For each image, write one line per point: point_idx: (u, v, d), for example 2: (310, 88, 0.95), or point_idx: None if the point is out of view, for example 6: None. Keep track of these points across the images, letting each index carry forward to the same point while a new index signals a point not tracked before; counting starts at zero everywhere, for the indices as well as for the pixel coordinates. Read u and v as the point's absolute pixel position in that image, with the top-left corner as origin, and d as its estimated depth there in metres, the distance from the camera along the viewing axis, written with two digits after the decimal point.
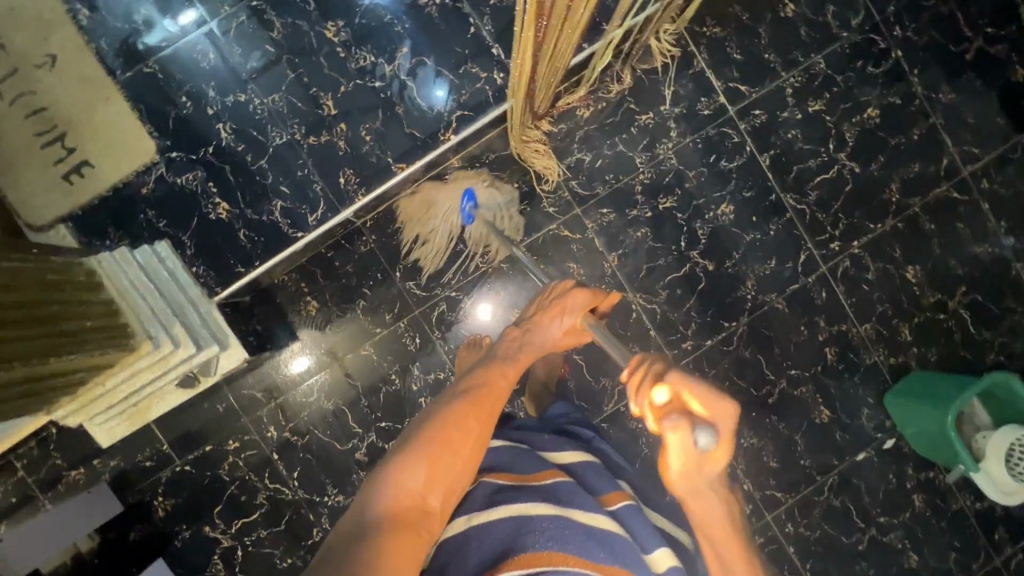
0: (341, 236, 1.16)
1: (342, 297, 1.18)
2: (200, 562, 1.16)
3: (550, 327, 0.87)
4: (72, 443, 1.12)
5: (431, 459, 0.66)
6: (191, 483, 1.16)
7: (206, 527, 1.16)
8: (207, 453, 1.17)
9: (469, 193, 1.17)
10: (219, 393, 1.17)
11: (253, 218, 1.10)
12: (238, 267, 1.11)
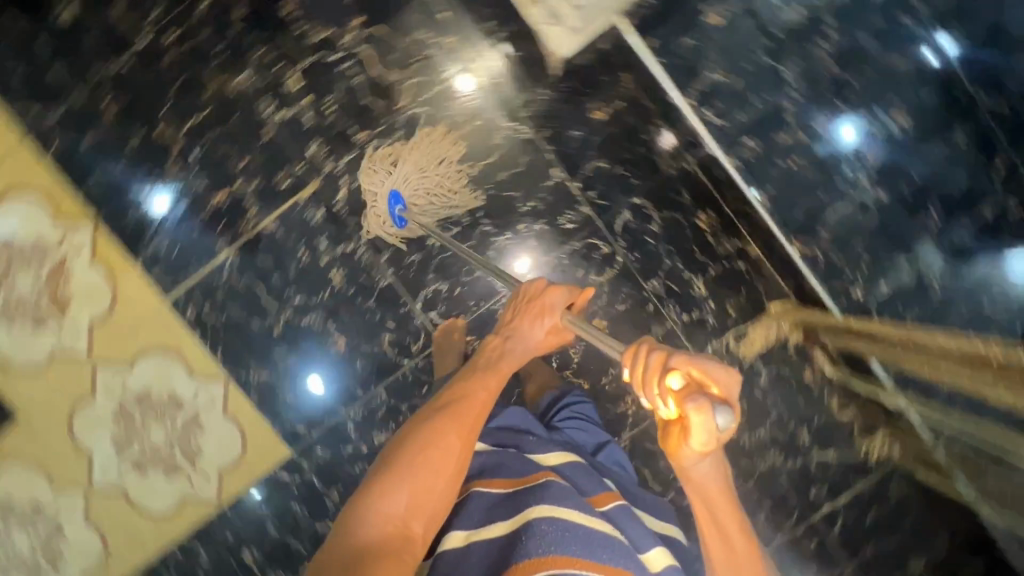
0: (472, 127, 1.04)
1: (416, 153, 1.03)
2: (115, 274, 1.06)
3: (533, 329, 0.91)
4: (120, 72, 1.01)
5: (414, 481, 0.70)
6: (168, 199, 1.04)
7: (147, 250, 1.06)
8: (202, 190, 1.04)
9: (392, 194, 1.04)
10: (243, 135, 1.03)
11: (432, 54, 1.02)
12: (385, 74, 1.02)
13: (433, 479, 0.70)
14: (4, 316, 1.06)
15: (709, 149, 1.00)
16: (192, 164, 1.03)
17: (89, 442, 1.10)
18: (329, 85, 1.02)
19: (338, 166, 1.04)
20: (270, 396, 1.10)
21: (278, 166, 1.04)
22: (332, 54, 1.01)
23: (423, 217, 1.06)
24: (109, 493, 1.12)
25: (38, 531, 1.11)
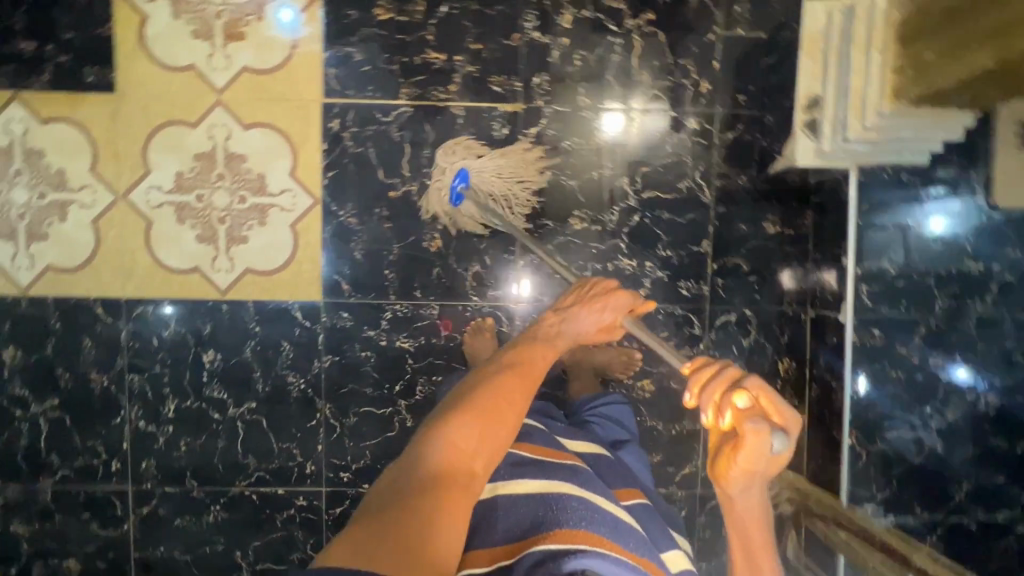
0: (671, 161, 1.08)
1: (614, 148, 1.07)
2: (300, 48, 1.04)
3: (591, 317, 0.83)
4: None
5: (479, 421, 0.65)
6: (394, 26, 1.04)
7: (342, 50, 1.04)
8: (427, 41, 1.04)
9: (461, 171, 1.05)
10: (496, 26, 1.04)
11: (686, 84, 1.06)
12: (638, 70, 1.06)
13: (496, 431, 0.65)
14: (177, 4, 1.02)
15: (841, 316, 1.03)
16: (437, 14, 1.04)
17: (155, 159, 1.05)
18: (591, 43, 1.05)
19: (548, 108, 1.06)
20: (342, 239, 1.06)
21: (503, 70, 1.05)
22: (613, 24, 1.05)
23: (582, 198, 1.08)
24: (136, 215, 1.05)
25: (51, 198, 1.04)
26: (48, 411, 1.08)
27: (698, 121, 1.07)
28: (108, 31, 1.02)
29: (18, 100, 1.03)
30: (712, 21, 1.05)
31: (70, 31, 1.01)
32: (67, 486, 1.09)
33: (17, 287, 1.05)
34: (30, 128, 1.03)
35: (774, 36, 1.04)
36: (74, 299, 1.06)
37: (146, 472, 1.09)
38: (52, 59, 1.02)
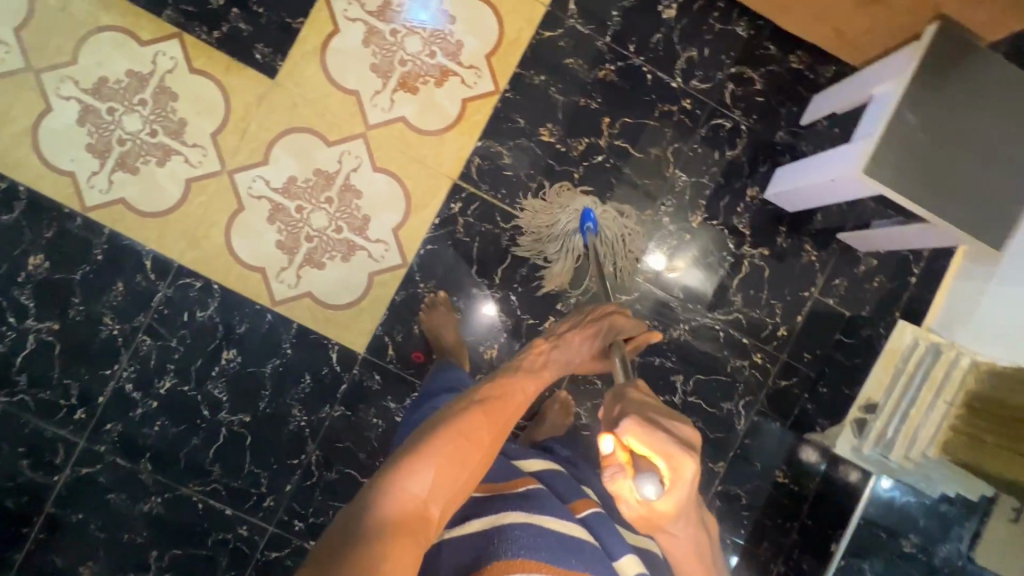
0: (723, 380, 1.13)
1: (682, 346, 1.12)
2: (458, 127, 1.06)
3: (575, 345, 0.84)
4: (641, 76, 1.09)
5: (442, 462, 0.59)
6: (550, 153, 1.08)
7: (494, 148, 1.07)
8: (571, 179, 1.09)
9: (587, 212, 1.05)
10: (635, 194, 1.10)
11: (766, 322, 1.13)
12: (733, 292, 1.13)
13: (457, 467, 0.60)
14: (372, 34, 1.04)
15: None
16: (591, 160, 1.09)
17: (277, 155, 1.04)
18: (706, 249, 1.12)
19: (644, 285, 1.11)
20: (409, 308, 1.07)
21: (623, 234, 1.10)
22: (733, 242, 1.12)
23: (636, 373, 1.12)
24: (231, 193, 1.03)
25: (159, 140, 1.02)
26: (42, 332, 1.01)
27: (763, 357, 1.14)
28: (298, 24, 1.03)
29: (179, 40, 1.02)
30: (813, 280, 1.14)
31: (262, 7, 1.02)
32: (18, 411, 1.01)
33: (79, 203, 1.01)
34: (176, 69, 1.02)
35: (855, 320, 1.13)
36: (128, 240, 1.02)
37: (106, 433, 1.03)
38: (232, 22, 1.02)
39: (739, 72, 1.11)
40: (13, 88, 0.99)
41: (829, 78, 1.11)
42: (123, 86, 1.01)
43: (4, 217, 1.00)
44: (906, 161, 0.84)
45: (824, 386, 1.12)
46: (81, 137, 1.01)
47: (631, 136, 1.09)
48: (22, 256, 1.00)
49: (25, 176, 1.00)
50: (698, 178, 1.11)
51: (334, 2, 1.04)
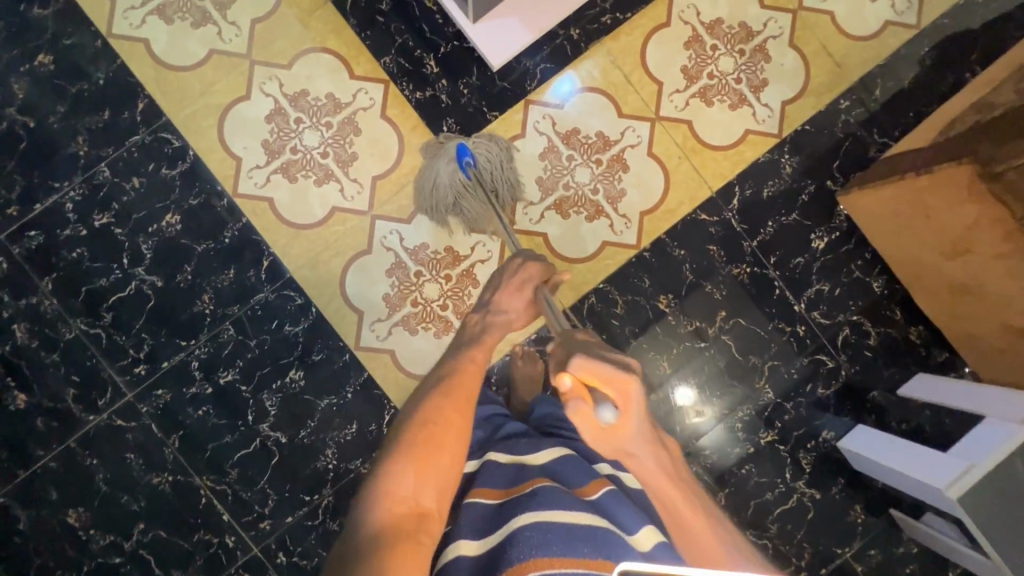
0: None
1: None
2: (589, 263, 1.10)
3: (512, 303, 0.85)
4: (769, 288, 1.13)
5: (415, 458, 0.63)
6: (659, 319, 1.11)
7: (613, 294, 1.11)
8: (668, 350, 1.12)
9: (461, 146, 1.01)
10: (720, 390, 1.13)
11: (792, 561, 1.12)
12: (771, 518, 1.12)
13: (438, 456, 0.64)
14: (551, 151, 1.10)
15: None
16: (694, 342, 1.12)
17: (421, 219, 1.08)
18: (762, 468, 1.13)
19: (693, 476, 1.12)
20: None
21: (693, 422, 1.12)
22: (790, 474, 1.13)
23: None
24: (366, 235, 1.08)
25: (326, 163, 1.07)
26: (144, 283, 1.05)
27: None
28: (491, 117, 1.10)
29: (385, 87, 1.08)
30: (851, 542, 1.13)
31: (468, 90, 1.09)
32: (89, 343, 1.04)
33: (233, 187, 1.06)
34: (371, 110, 1.08)
35: None
36: (258, 236, 1.06)
37: (153, 397, 1.05)
38: (437, 91, 1.09)
39: (860, 324, 1.14)
40: (228, 68, 1.06)
41: (939, 361, 1.13)
42: (318, 105, 1.08)
43: (163, 171, 1.05)
44: (995, 500, 0.86)
45: None
46: (262, 132, 1.07)
47: (737, 336, 1.12)
48: (161, 210, 1.05)
49: (199, 144, 1.06)
50: (782, 399, 1.13)
51: (530, 111, 1.10)
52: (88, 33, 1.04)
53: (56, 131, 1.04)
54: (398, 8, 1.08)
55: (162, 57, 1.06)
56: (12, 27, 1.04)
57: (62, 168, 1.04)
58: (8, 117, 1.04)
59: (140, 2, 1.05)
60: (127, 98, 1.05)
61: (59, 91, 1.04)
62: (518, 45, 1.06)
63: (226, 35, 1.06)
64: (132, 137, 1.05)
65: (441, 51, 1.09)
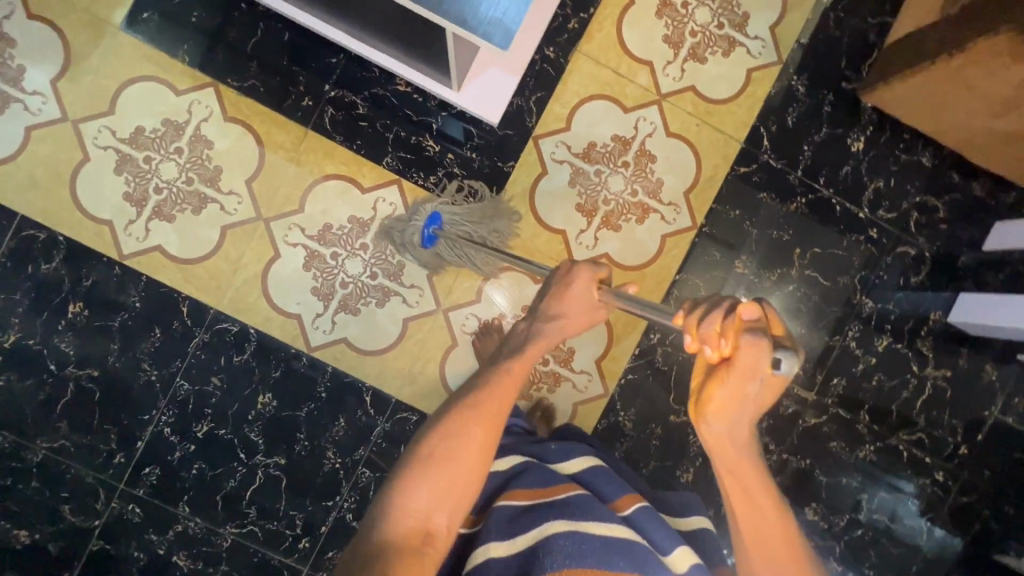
0: (905, 496, 1.16)
1: (868, 465, 1.16)
2: (658, 261, 1.10)
3: (569, 304, 0.75)
4: (829, 208, 1.13)
5: (433, 475, 0.60)
6: (743, 282, 1.12)
7: (692, 281, 1.11)
8: (762, 306, 1.13)
9: (433, 214, 1.04)
10: (824, 321, 1.14)
11: (947, 439, 1.16)
12: (915, 410, 1.16)
13: (450, 471, 0.60)
14: (578, 174, 1.08)
15: None
16: (783, 289, 1.13)
17: (488, 292, 1.08)
18: (891, 371, 1.15)
19: (832, 408, 1.15)
20: (610, 436, 1.11)
21: (813, 360, 1.14)
22: (916, 365, 1.16)
23: (823, 493, 1.15)
24: (446, 331, 1.08)
25: (379, 282, 1.06)
26: (269, 467, 1.06)
27: (945, 475, 1.17)
28: (509, 168, 1.07)
29: (398, 185, 1.06)
30: (994, 399, 1.16)
31: (476, 152, 1.07)
32: (247, 543, 1.06)
33: (305, 343, 1.06)
34: (396, 214, 1.06)
35: None
36: (351, 378, 1.06)
37: (327, 562, 1.07)
38: (448, 167, 1.07)
39: (925, 203, 1.14)
40: (246, 236, 1.04)
41: (1010, 203, 1.14)
42: (346, 232, 1.06)
43: (236, 359, 1.05)
44: None
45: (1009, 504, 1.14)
46: (306, 281, 1.05)
47: (819, 266, 1.13)
48: (251, 394, 1.05)
49: (256, 320, 1.05)
50: (882, 303, 1.15)
51: (542, 145, 1.08)
52: (104, 265, 1.02)
53: (122, 368, 1.03)
54: (376, 105, 1.05)
55: (181, 255, 1.03)
56: (31, 293, 1.01)
57: (143, 399, 1.04)
58: (71, 377, 1.03)
59: (135, 213, 1.02)
60: (169, 308, 1.03)
61: (105, 331, 1.03)
62: (510, 86, 1.03)
63: (229, 207, 1.04)
64: (192, 342, 1.04)
65: (434, 127, 1.06)
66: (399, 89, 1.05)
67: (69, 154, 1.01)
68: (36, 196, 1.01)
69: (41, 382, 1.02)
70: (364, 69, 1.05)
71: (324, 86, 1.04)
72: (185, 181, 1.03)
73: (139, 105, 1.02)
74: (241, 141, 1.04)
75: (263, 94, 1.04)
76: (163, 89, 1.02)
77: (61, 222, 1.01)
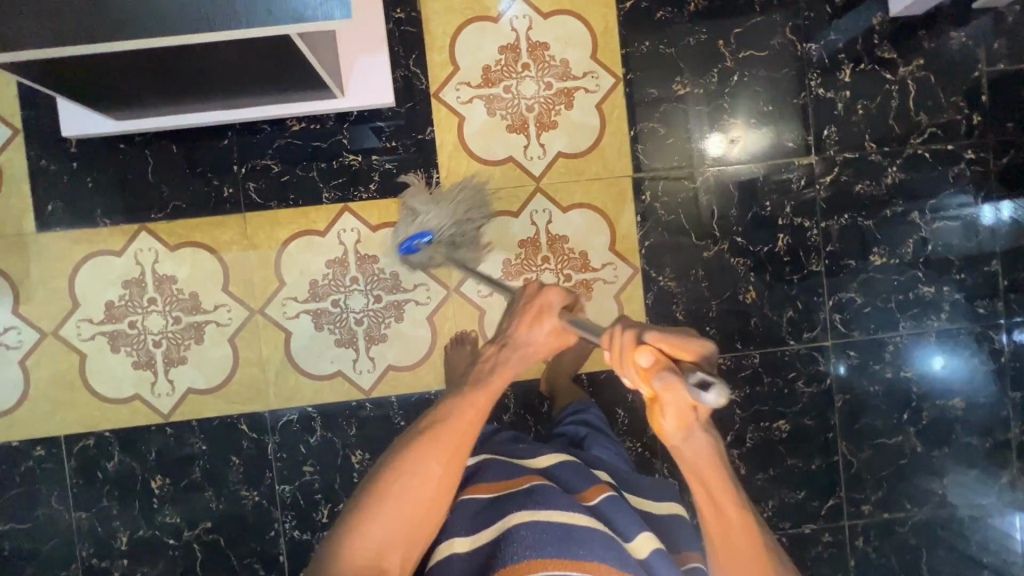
0: (950, 192, 1.14)
1: (903, 185, 1.14)
2: (608, 130, 1.09)
3: (529, 334, 0.71)
4: None
5: (386, 513, 0.67)
6: (691, 100, 1.11)
7: (647, 128, 1.10)
8: (721, 109, 1.11)
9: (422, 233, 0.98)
10: (783, 88, 1.12)
11: (957, 119, 1.14)
12: (914, 112, 1.13)
13: (403, 514, 0.67)
14: (492, 102, 1.08)
15: None
16: (730, 83, 1.11)
17: (483, 250, 1.08)
18: (871, 93, 1.13)
19: (839, 157, 1.13)
20: (663, 303, 1.11)
21: (795, 128, 1.13)
22: (888, 73, 1.13)
23: (878, 234, 1.14)
24: (469, 305, 1.09)
25: (386, 300, 1.08)
26: None
27: (975, 151, 1.14)
28: (430, 134, 1.07)
29: (349, 210, 1.07)
30: (976, 57, 1.13)
31: (394, 140, 1.07)
32: None
33: (360, 390, 1.08)
34: (362, 235, 1.07)
35: None
36: (416, 394, 1.08)
37: None
38: (379, 168, 1.07)
39: None
40: (253, 334, 1.06)
41: None
42: (331, 277, 1.07)
43: (313, 440, 1.07)
44: None
45: None
46: (327, 338, 1.07)
47: (749, 43, 1.11)
48: (345, 460, 1.08)
49: (308, 396, 1.07)
50: (825, 38, 1.12)
51: (445, 97, 1.07)
52: (156, 432, 1.05)
53: (227, 506, 1.07)
54: (286, 156, 1.06)
55: (211, 383, 1.06)
56: (115, 492, 1.05)
57: (260, 520, 1.07)
58: (193, 539, 1.06)
59: (152, 373, 1.05)
60: (232, 433, 1.06)
61: (193, 484, 1.06)
62: (385, 69, 1.00)
63: (223, 319, 1.06)
64: (268, 449, 1.07)
65: (346, 142, 1.06)
66: (296, 129, 1.06)
67: (69, 360, 1.04)
68: (66, 412, 1.04)
69: (172, 559, 1.06)
70: (256, 132, 1.05)
71: (233, 169, 1.05)
72: (174, 321, 1.05)
73: (96, 284, 1.04)
74: (197, 259, 1.05)
75: (188, 209, 1.05)
76: (105, 258, 1.04)
77: (99, 419, 1.05)
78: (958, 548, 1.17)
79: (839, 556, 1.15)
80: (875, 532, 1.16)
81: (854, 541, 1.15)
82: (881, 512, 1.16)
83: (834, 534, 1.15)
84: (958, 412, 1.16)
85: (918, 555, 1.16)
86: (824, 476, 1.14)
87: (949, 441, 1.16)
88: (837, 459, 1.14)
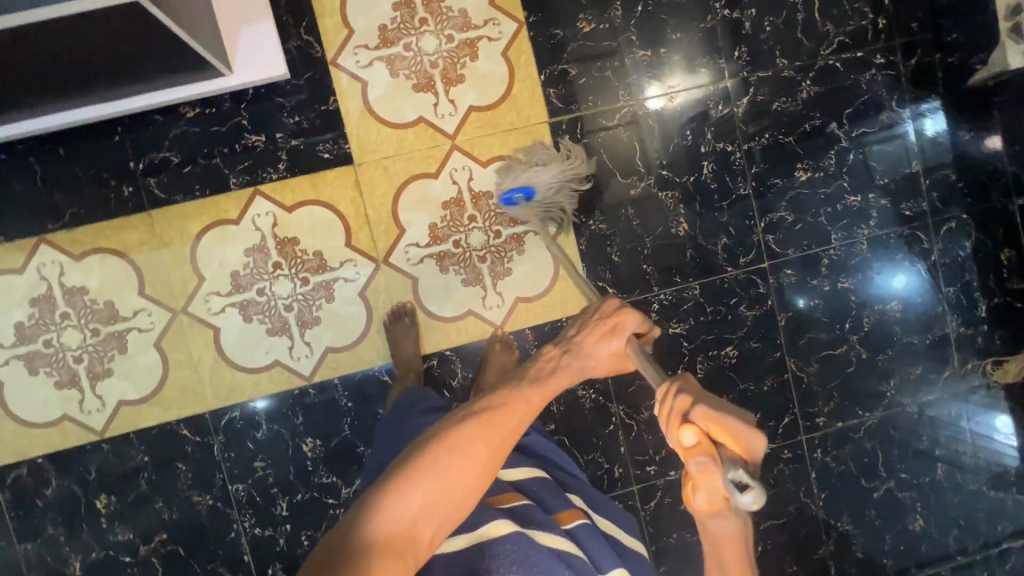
0: (866, 99, 1.15)
1: (819, 98, 1.14)
2: (518, 77, 1.07)
3: (596, 349, 0.68)
4: None
5: (428, 478, 0.53)
6: (599, 37, 1.08)
7: (557, 71, 1.07)
8: (630, 43, 1.09)
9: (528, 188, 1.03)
10: (689, 14, 1.10)
11: (863, 24, 1.14)
12: (820, 22, 1.13)
13: (450, 481, 0.54)
14: (393, 62, 1.04)
15: None
16: (635, 13, 1.09)
17: (407, 217, 1.05)
18: (776, 8, 1.12)
19: (753, 77, 1.12)
20: (597, 248, 1.10)
21: (706, 52, 1.11)
22: None
23: (800, 150, 1.14)
24: (400, 275, 1.06)
25: (314, 282, 1.04)
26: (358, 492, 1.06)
27: (883, 55, 1.15)
28: (333, 104, 1.03)
29: (261, 193, 1.02)
30: None
31: (297, 114, 1.02)
32: None
33: (301, 378, 1.04)
34: (278, 218, 1.03)
35: None
36: (360, 373, 1.06)
37: None
38: (285, 146, 1.02)
39: None
40: (180, 335, 1.02)
41: None
42: (253, 266, 1.03)
43: (260, 434, 1.04)
44: None
45: (950, 36, 1.13)
46: (258, 329, 1.03)
47: None
48: (296, 450, 1.05)
49: (247, 391, 1.04)
50: None
51: (343, 63, 1.03)
52: (93, 450, 1.01)
53: (181, 515, 1.03)
54: (184, 145, 1.00)
55: (142, 392, 1.02)
56: (59, 518, 1.01)
57: (218, 523, 1.04)
58: (150, 552, 1.03)
59: (78, 390, 1.00)
60: (174, 440, 1.03)
61: (142, 498, 1.02)
62: (273, 38, 0.95)
63: (145, 324, 1.01)
64: (215, 450, 1.03)
65: (246, 123, 1.01)
66: (191, 115, 1.00)
67: None
68: None
69: None
70: (147, 124, 1.00)
71: (129, 165, 1.00)
72: (93, 334, 1.00)
73: (0, 305, 0.99)
74: (106, 266, 1.00)
75: (88, 214, 0.99)
76: (5, 277, 0.98)
77: (29, 445, 1.00)
78: (911, 444, 1.21)
79: (800, 469, 1.18)
80: (832, 442, 1.18)
81: (812, 453, 1.18)
82: (834, 421, 1.18)
83: (793, 450, 1.17)
84: (898, 314, 1.18)
85: (875, 458, 1.20)
86: (776, 396, 1.16)
87: (891, 344, 1.19)
88: (786, 377, 1.16)
